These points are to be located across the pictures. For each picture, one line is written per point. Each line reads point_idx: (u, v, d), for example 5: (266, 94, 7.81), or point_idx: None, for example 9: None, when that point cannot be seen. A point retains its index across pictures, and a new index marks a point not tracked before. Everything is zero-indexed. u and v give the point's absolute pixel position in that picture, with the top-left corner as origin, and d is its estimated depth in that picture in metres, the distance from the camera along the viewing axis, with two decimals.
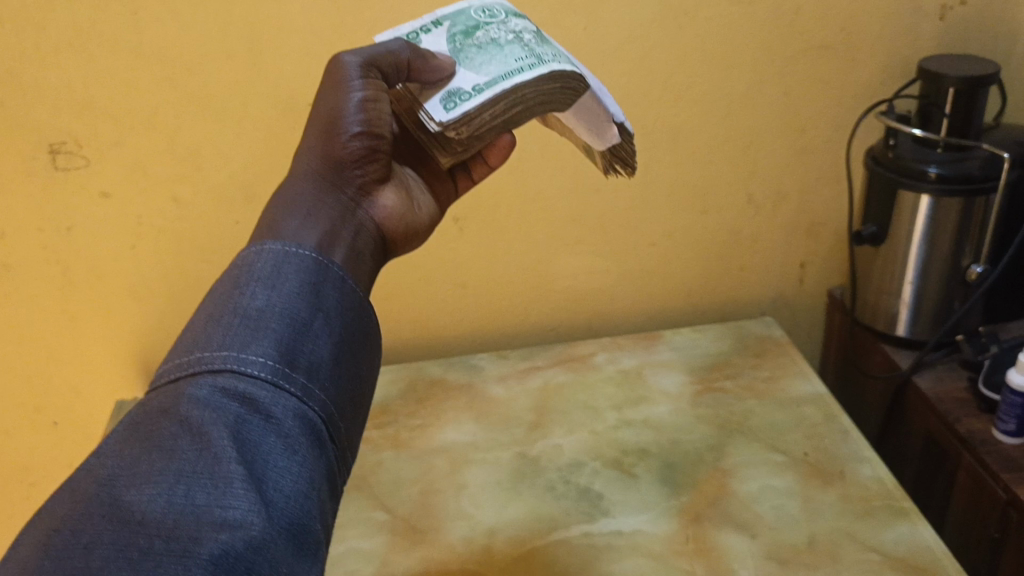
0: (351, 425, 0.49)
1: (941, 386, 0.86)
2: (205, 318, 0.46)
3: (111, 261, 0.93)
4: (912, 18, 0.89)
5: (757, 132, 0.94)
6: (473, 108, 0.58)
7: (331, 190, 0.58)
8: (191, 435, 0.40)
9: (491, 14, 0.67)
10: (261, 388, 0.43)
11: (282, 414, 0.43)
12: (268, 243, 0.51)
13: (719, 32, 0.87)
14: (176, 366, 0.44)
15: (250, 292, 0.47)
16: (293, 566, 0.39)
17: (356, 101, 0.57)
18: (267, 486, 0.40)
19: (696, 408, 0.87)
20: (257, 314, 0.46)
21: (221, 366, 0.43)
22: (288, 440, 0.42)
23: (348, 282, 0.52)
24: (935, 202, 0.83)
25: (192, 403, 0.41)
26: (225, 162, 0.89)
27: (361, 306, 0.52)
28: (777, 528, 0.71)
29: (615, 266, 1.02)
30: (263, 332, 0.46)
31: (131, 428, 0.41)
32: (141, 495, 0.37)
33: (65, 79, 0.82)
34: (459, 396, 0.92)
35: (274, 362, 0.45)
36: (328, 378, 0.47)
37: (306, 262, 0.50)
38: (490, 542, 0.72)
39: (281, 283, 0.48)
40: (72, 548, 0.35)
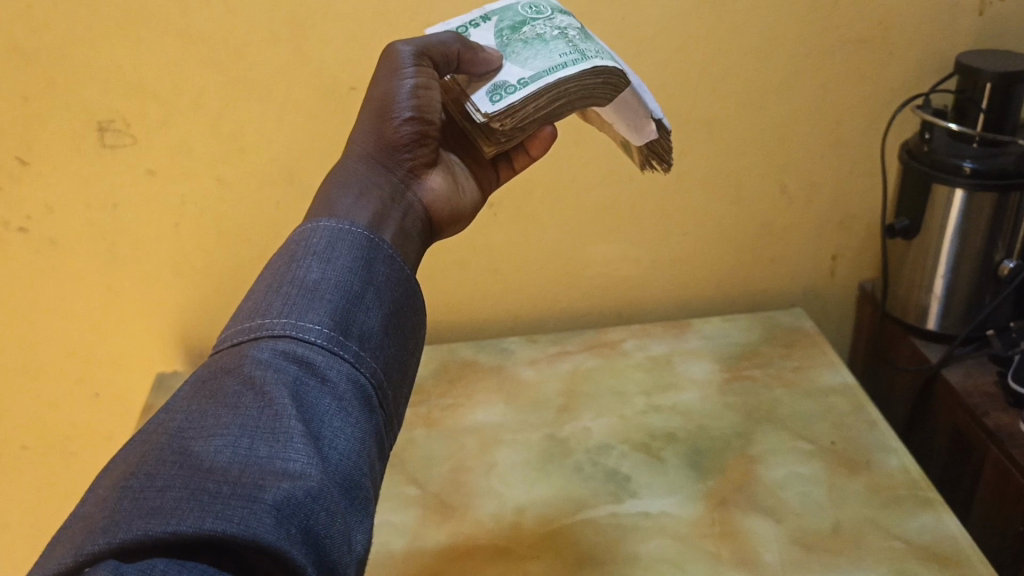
0: (400, 391, 0.51)
1: (969, 379, 0.86)
2: (264, 287, 0.49)
3: (154, 238, 0.96)
4: (950, 12, 0.89)
5: (791, 124, 0.95)
6: (518, 101, 0.60)
7: (382, 172, 0.60)
8: (253, 393, 0.42)
9: (538, 10, 0.68)
10: (317, 354, 0.46)
11: (337, 377, 0.46)
12: (321, 220, 0.53)
13: (755, 23, 0.88)
14: (239, 331, 0.47)
15: (306, 264, 0.49)
16: (347, 519, 0.41)
17: (408, 87, 0.60)
18: (324, 443, 0.42)
19: (723, 396, 0.88)
20: (313, 284, 0.48)
21: (281, 332, 0.46)
22: (341, 402, 0.45)
23: (397, 260, 0.53)
24: (968, 197, 0.83)
25: (253, 365, 0.44)
26: (266, 143, 0.91)
27: (408, 283, 0.54)
28: (802, 514, 0.72)
29: (647, 254, 1.03)
30: (319, 301, 0.48)
31: (197, 387, 0.44)
32: (209, 445, 0.40)
33: (114, 59, 0.84)
34: (490, 378, 0.94)
35: (329, 329, 0.47)
36: (379, 346, 0.49)
37: (358, 239, 0.52)
38: (519, 519, 0.74)
39: (335, 256, 0.50)
40: (149, 489, 0.37)
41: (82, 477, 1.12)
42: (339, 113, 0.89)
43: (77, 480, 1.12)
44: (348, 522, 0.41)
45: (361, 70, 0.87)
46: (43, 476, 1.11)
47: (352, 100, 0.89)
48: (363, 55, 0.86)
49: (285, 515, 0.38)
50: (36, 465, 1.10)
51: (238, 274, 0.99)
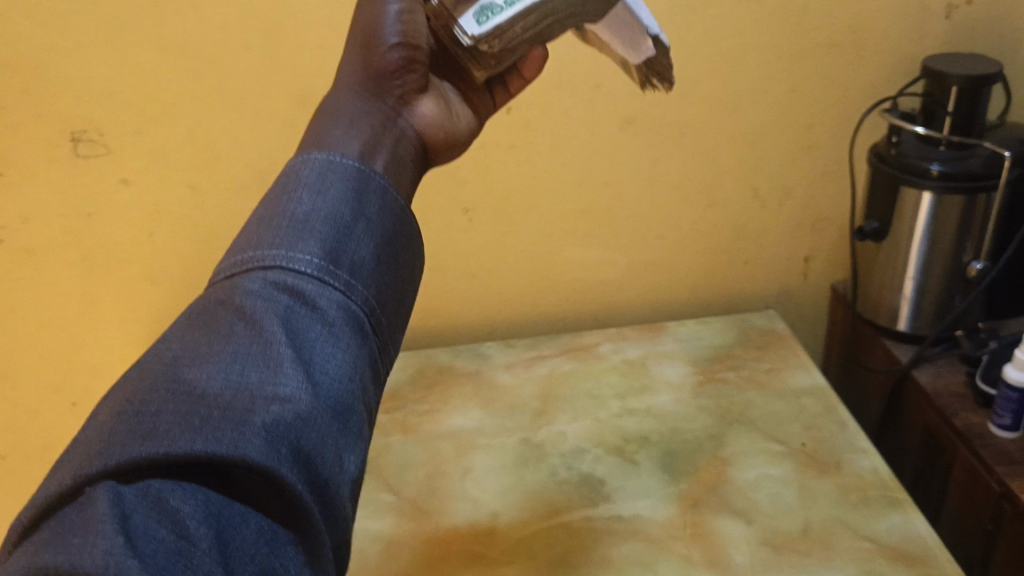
0: (398, 316, 0.48)
1: (939, 379, 0.87)
2: (257, 220, 0.46)
3: (129, 247, 0.96)
4: (917, 17, 0.90)
5: (763, 128, 0.96)
6: (504, 23, 0.55)
7: (372, 100, 0.56)
8: (245, 323, 0.41)
9: None
10: (308, 283, 0.43)
11: (329, 305, 0.43)
12: (314, 152, 0.50)
13: (726, 29, 0.89)
14: (233, 261, 0.44)
15: (297, 196, 0.46)
16: (337, 441, 0.40)
17: (392, 13, 0.57)
18: (314, 369, 0.41)
19: (697, 398, 0.89)
20: (305, 216, 0.45)
21: (271, 263, 0.43)
22: (333, 330, 0.42)
23: (391, 190, 0.50)
24: (936, 199, 0.84)
25: (244, 297, 0.42)
26: (242, 152, 0.91)
27: (403, 213, 0.50)
28: (772, 515, 0.73)
29: (622, 258, 1.03)
30: (311, 231, 0.45)
31: (193, 317, 0.42)
32: (201, 373, 0.38)
33: (88, 69, 0.84)
34: (466, 383, 0.94)
35: (321, 258, 0.44)
36: (376, 274, 0.47)
37: (348, 171, 0.48)
38: (493, 524, 0.74)
39: (325, 188, 0.47)
40: (142, 415, 0.36)
41: None
42: None
43: None
44: (338, 444, 0.40)
45: None
46: (21, 486, 1.11)
47: None
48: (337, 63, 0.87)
49: (274, 437, 0.37)
50: (13, 475, 1.10)
51: None
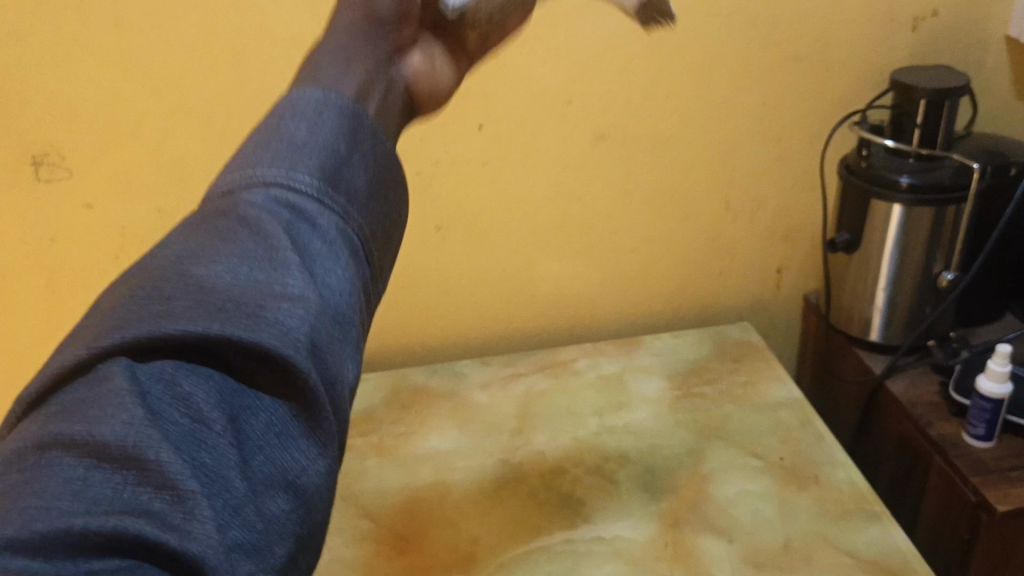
0: (399, 243, 0.44)
1: (912, 389, 0.88)
2: (252, 139, 0.41)
3: (93, 272, 0.94)
4: (883, 29, 0.91)
5: (735, 141, 0.96)
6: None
7: (365, 43, 0.48)
8: (247, 227, 0.36)
9: None
10: (310, 200, 0.39)
11: (333, 224, 0.39)
12: (306, 87, 0.43)
13: (696, 43, 0.89)
14: (231, 174, 0.40)
15: (296, 118, 0.41)
16: (344, 352, 0.36)
17: None
18: (322, 279, 0.37)
19: (674, 414, 0.89)
20: (305, 135, 0.40)
21: (272, 175, 0.39)
22: (338, 247, 0.38)
23: (383, 134, 0.44)
24: (907, 210, 0.85)
25: (245, 205, 0.37)
26: (208, 174, 0.89)
27: (397, 152, 0.45)
28: (753, 532, 0.73)
29: (596, 273, 1.03)
30: (314, 148, 0.40)
31: (194, 222, 0.38)
32: (208, 269, 0.35)
33: (48, 92, 0.82)
34: (443, 403, 0.93)
35: (321, 178, 0.39)
36: (377, 198, 0.42)
37: (348, 101, 0.43)
38: (474, 549, 0.73)
39: (322, 116, 0.41)
40: (147, 305, 0.33)
41: None
42: None
43: None
44: (346, 355, 0.36)
45: None
46: None
47: None
48: None
49: (285, 335, 0.33)
50: None
51: None
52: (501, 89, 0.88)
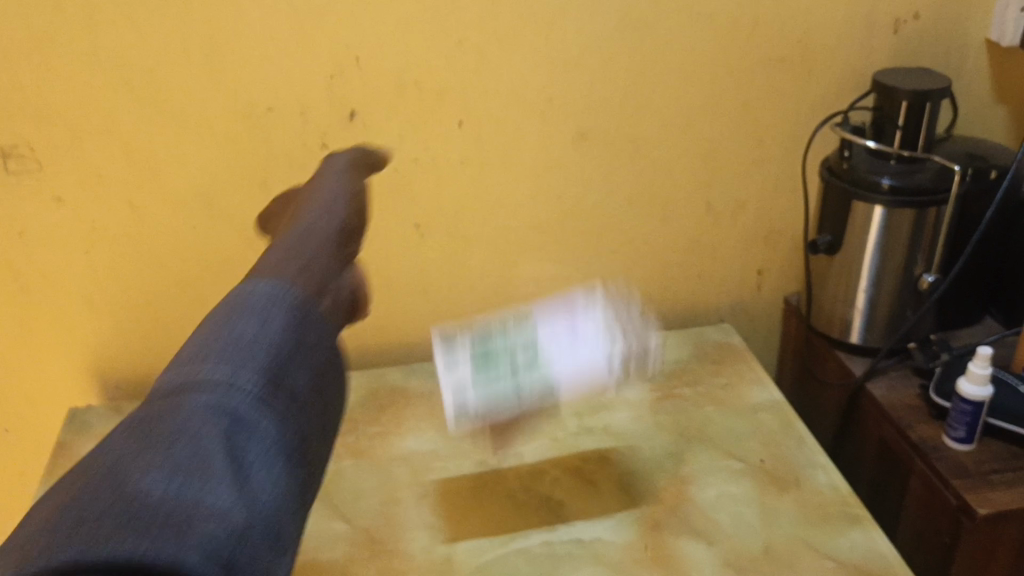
0: (323, 447, 0.46)
1: (893, 392, 0.88)
2: (196, 344, 0.44)
3: (62, 267, 0.91)
4: (865, 31, 0.91)
5: (716, 141, 0.95)
6: (482, 423, 0.84)
7: (328, 251, 0.53)
8: (187, 434, 0.38)
9: (513, 375, 0.82)
10: (249, 408, 0.41)
11: (266, 432, 0.41)
12: (259, 281, 0.48)
13: (678, 42, 0.88)
14: (173, 378, 0.42)
15: (242, 319, 0.45)
16: (270, 561, 0.38)
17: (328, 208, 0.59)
18: (252, 487, 0.39)
19: (655, 416, 0.88)
20: (248, 338, 0.44)
21: (213, 382, 0.41)
22: (269, 457, 0.41)
23: (323, 335, 0.48)
24: (888, 213, 0.84)
25: (186, 412, 0.39)
26: (183, 169, 0.88)
27: (332, 353, 0.49)
28: (734, 536, 0.72)
29: (576, 273, 1.02)
30: (253, 354, 0.43)
31: (133, 427, 0.39)
32: (145, 476, 0.36)
33: (17, 81, 0.80)
34: (420, 404, 0.92)
35: (262, 383, 0.42)
36: (309, 405, 0.45)
37: (291, 299, 0.47)
38: (451, 552, 0.72)
39: (270, 315, 0.45)
40: (83, 517, 0.34)
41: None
42: (256, 138, 0.87)
43: None
44: (271, 563, 0.38)
45: (282, 91, 0.85)
46: None
47: (271, 121, 0.86)
48: (283, 76, 0.84)
49: (214, 552, 0.34)
50: None
51: (153, 303, 0.95)
52: (482, 86, 0.87)
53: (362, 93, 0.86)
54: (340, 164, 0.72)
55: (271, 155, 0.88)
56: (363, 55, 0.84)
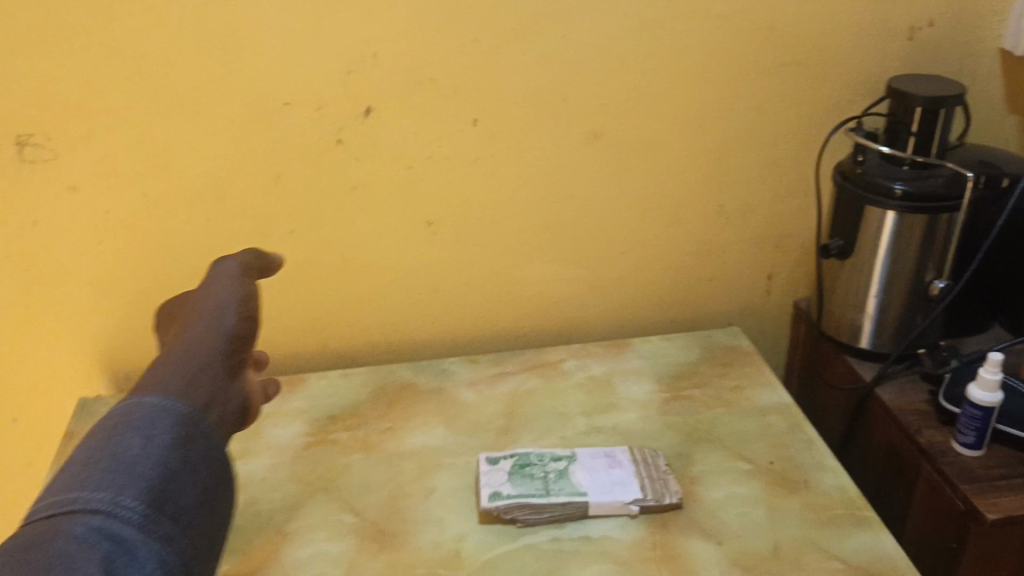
0: (207, 566, 0.48)
1: (902, 397, 0.88)
2: (77, 462, 0.45)
3: (75, 257, 0.92)
4: (880, 37, 0.91)
5: (729, 144, 0.96)
6: (513, 505, 0.74)
7: (218, 363, 0.54)
8: (65, 561, 0.40)
9: (543, 488, 0.76)
10: (129, 533, 0.43)
11: (147, 555, 0.43)
12: (144, 394, 0.50)
13: (693, 45, 0.89)
14: (49, 504, 0.43)
15: (126, 438, 0.47)
16: None
17: (233, 304, 0.60)
18: None
19: (664, 416, 0.88)
20: (133, 459, 0.46)
21: (96, 508, 0.43)
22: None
23: (214, 446, 0.51)
24: (900, 218, 0.85)
25: (66, 539, 0.41)
26: (197, 160, 0.88)
27: (223, 467, 0.51)
28: (742, 536, 0.72)
29: (587, 273, 1.02)
30: (137, 476, 0.45)
31: (10, 554, 0.40)
32: None
33: (35, 70, 0.81)
34: (429, 400, 0.92)
35: (143, 506, 0.44)
36: (193, 524, 0.47)
37: (179, 414, 0.49)
38: (459, 547, 0.72)
39: (155, 432, 0.47)
40: None
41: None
42: (271, 131, 0.87)
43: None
44: None
45: (298, 86, 0.85)
46: None
47: (287, 115, 0.86)
48: (299, 70, 0.84)
49: None
50: None
51: (165, 295, 0.96)
52: (497, 85, 0.88)
53: (378, 89, 0.86)
54: (244, 249, 0.68)
55: (285, 149, 0.88)
56: (380, 51, 0.84)
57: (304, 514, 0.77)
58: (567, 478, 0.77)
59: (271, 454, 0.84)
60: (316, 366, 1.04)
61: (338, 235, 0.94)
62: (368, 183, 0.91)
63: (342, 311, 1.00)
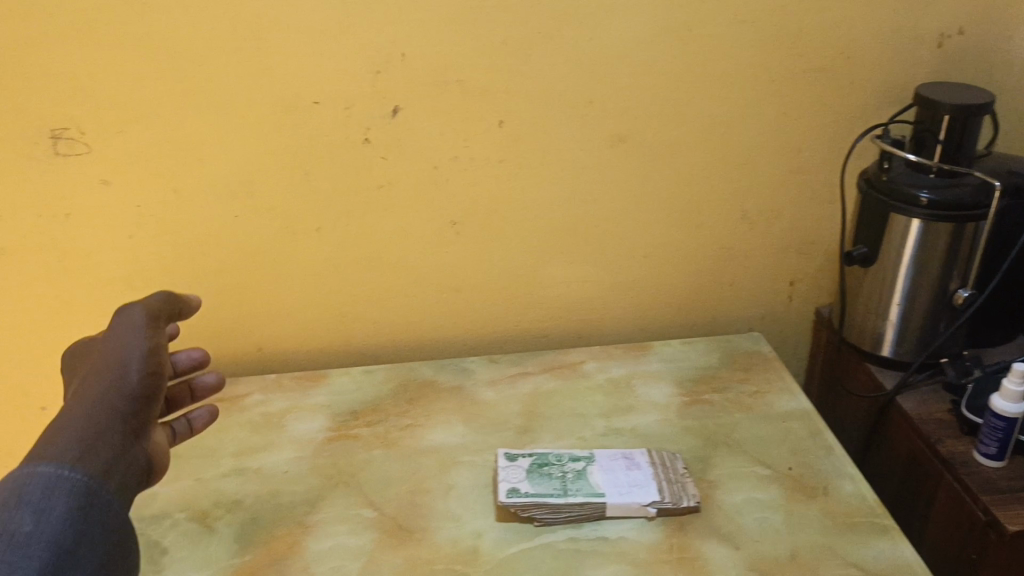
0: None
1: (924, 406, 0.87)
2: None
3: (106, 249, 0.93)
4: (909, 44, 0.91)
5: (754, 150, 0.96)
6: (530, 505, 0.75)
7: (118, 419, 0.60)
8: None
9: (561, 489, 0.76)
10: None
11: None
12: (39, 465, 0.54)
13: (720, 50, 0.89)
14: None
15: (18, 517, 0.50)
16: None
17: (139, 354, 0.65)
18: None
19: (683, 419, 0.89)
20: (26, 537, 0.49)
21: None
22: None
23: (109, 512, 0.55)
24: (925, 226, 0.84)
25: None
26: (227, 157, 0.89)
27: (116, 535, 0.55)
28: (760, 540, 0.72)
29: (609, 276, 1.03)
30: (29, 556, 0.48)
31: None
32: None
33: (71, 65, 0.82)
34: (449, 398, 0.93)
35: None
36: None
37: (72, 487, 0.53)
38: (476, 544, 0.73)
39: (49, 507, 0.51)
40: None
41: None
42: (300, 129, 0.88)
43: None
44: None
45: (327, 85, 0.86)
46: None
47: (315, 114, 0.87)
48: (328, 70, 0.85)
49: None
50: None
51: (192, 288, 0.97)
52: (523, 86, 0.88)
53: (405, 88, 0.87)
54: (142, 300, 0.71)
55: (312, 147, 0.89)
56: (408, 51, 0.85)
57: (324, 507, 0.77)
58: (585, 478, 0.78)
59: (293, 448, 0.85)
60: (339, 362, 1.05)
61: (363, 232, 0.95)
62: (393, 181, 0.92)
63: (366, 307, 1.01)
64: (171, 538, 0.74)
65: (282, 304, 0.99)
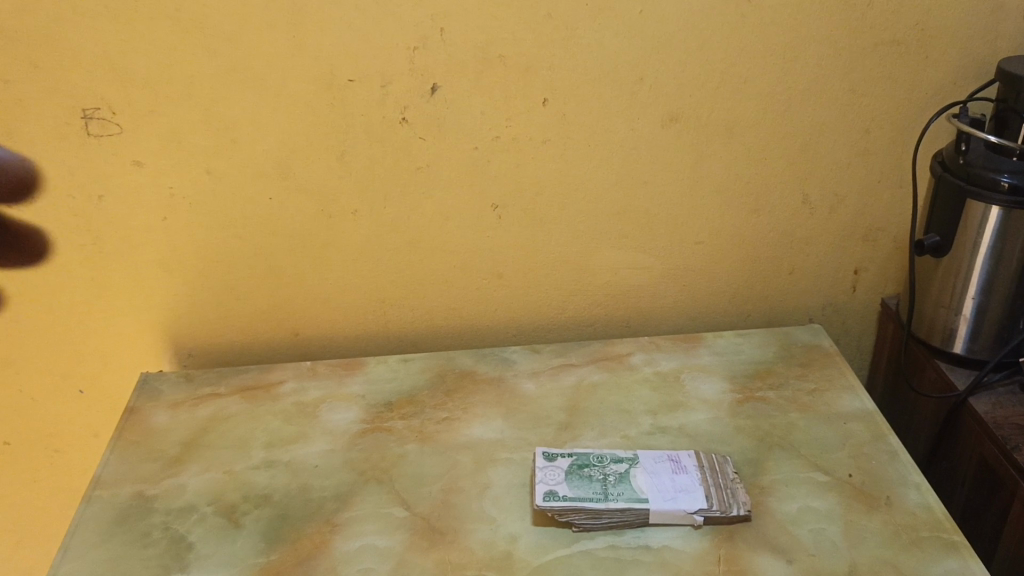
0: None
1: (998, 409, 0.81)
2: None
3: (141, 232, 0.91)
4: (992, 15, 0.83)
5: (819, 129, 0.89)
6: (568, 511, 0.70)
7: None
8: None
9: (601, 492, 0.71)
10: None
11: None
12: None
13: (784, 22, 0.82)
14: None
15: None
16: None
17: None
18: None
19: (735, 418, 0.83)
20: None
21: None
22: None
23: None
24: (1005, 214, 0.77)
25: None
26: (261, 137, 0.86)
27: None
28: (815, 554, 0.67)
29: (660, 263, 0.97)
30: None
31: None
32: None
33: (101, 44, 0.80)
34: (488, 390, 0.89)
35: None
36: None
37: None
38: (511, 548, 0.69)
39: None
40: None
41: (63, 473, 1.07)
42: (337, 109, 0.84)
43: (57, 475, 1.07)
44: None
45: (363, 62, 0.82)
46: (28, 474, 1.07)
47: (351, 93, 0.83)
48: (364, 46, 0.81)
49: None
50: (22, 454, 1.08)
51: (227, 271, 0.95)
52: (570, 62, 0.83)
53: (444, 64, 0.82)
54: None
55: (349, 128, 0.86)
56: (448, 25, 0.80)
57: (355, 504, 0.75)
58: (629, 481, 0.73)
59: (326, 440, 0.83)
60: (378, 349, 1.02)
61: (402, 216, 0.92)
62: (432, 163, 0.88)
63: (405, 294, 0.98)
64: (198, 533, 0.72)
65: (319, 289, 0.97)
